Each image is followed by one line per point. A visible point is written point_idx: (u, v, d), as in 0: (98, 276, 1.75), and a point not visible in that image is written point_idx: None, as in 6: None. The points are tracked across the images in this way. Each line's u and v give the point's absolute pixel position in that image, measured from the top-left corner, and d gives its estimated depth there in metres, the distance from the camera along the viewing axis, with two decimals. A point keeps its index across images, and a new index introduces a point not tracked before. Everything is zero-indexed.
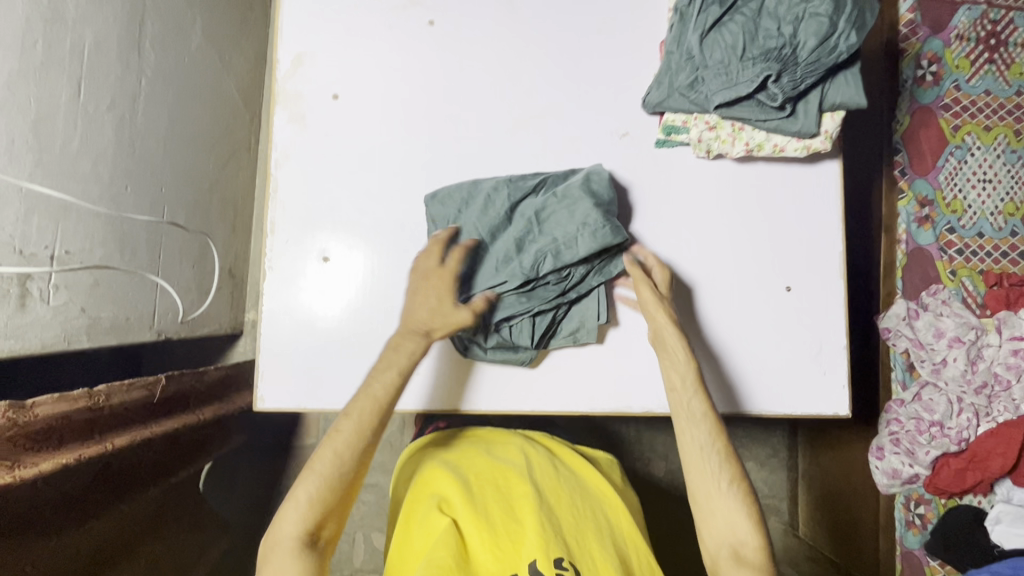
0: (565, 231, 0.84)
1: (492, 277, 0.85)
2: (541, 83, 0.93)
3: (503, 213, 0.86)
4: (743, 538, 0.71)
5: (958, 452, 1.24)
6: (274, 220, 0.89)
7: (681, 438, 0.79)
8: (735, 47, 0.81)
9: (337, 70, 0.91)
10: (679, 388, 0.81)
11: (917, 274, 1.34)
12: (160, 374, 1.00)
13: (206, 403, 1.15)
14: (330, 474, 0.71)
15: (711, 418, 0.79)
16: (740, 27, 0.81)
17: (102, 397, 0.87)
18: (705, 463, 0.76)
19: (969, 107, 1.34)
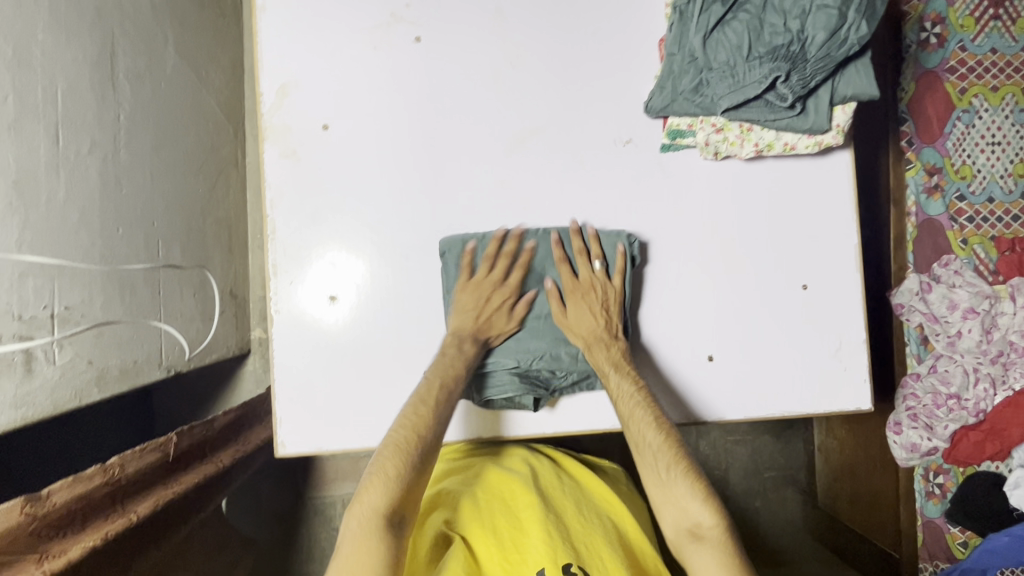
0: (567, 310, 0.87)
1: (501, 361, 0.86)
2: (538, 94, 0.89)
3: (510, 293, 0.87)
4: (698, 519, 0.72)
5: (976, 425, 1.25)
6: (276, 262, 0.86)
7: (629, 434, 0.79)
8: (741, 47, 0.77)
9: (325, 98, 0.87)
10: (614, 384, 0.82)
11: (928, 246, 1.32)
12: (171, 432, 1.01)
13: (223, 448, 1.17)
14: (410, 452, 0.73)
15: (651, 409, 0.79)
16: (744, 26, 0.77)
17: (118, 468, 0.88)
18: (653, 454, 0.76)
19: (976, 67, 1.30)
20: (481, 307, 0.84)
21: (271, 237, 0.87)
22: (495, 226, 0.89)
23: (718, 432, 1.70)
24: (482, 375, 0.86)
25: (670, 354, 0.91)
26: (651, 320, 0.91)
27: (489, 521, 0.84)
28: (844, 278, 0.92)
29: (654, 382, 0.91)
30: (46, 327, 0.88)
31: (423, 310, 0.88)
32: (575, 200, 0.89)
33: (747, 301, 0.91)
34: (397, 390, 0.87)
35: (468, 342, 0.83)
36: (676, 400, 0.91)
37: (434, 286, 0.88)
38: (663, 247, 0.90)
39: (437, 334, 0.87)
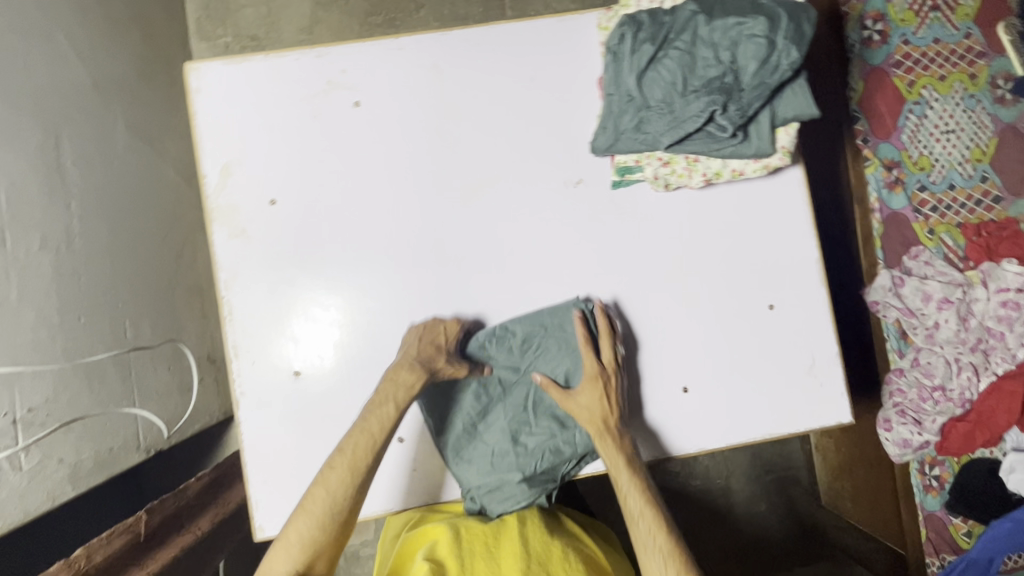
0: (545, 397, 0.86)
1: (503, 472, 0.86)
2: (483, 145, 0.89)
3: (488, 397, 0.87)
4: None
5: (963, 415, 1.22)
6: (235, 344, 0.85)
7: (633, 533, 0.79)
8: (675, 83, 0.77)
9: (271, 174, 0.86)
10: (622, 481, 0.81)
11: (897, 240, 1.35)
12: (141, 511, 1.02)
13: (202, 512, 1.18)
14: (320, 512, 0.74)
15: (655, 511, 0.79)
16: (676, 62, 0.77)
17: (84, 560, 0.89)
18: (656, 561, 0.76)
19: (921, 59, 1.31)
20: (429, 338, 0.84)
21: (228, 319, 0.85)
22: (456, 281, 0.88)
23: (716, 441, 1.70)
24: (490, 486, 0.87)
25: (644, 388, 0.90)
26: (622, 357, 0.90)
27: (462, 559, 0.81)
28: (808, 293, 0.92)
29: (633, 419, 0.90)
30: (9, 436, 0.88)
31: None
32: (532, 247, 0.89)
33: (716, 328, 0.91)
34: None
35: (405, 368, 0.80)
36: (656, 436, 0.90)
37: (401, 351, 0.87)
38: (626, 284, 0.90)
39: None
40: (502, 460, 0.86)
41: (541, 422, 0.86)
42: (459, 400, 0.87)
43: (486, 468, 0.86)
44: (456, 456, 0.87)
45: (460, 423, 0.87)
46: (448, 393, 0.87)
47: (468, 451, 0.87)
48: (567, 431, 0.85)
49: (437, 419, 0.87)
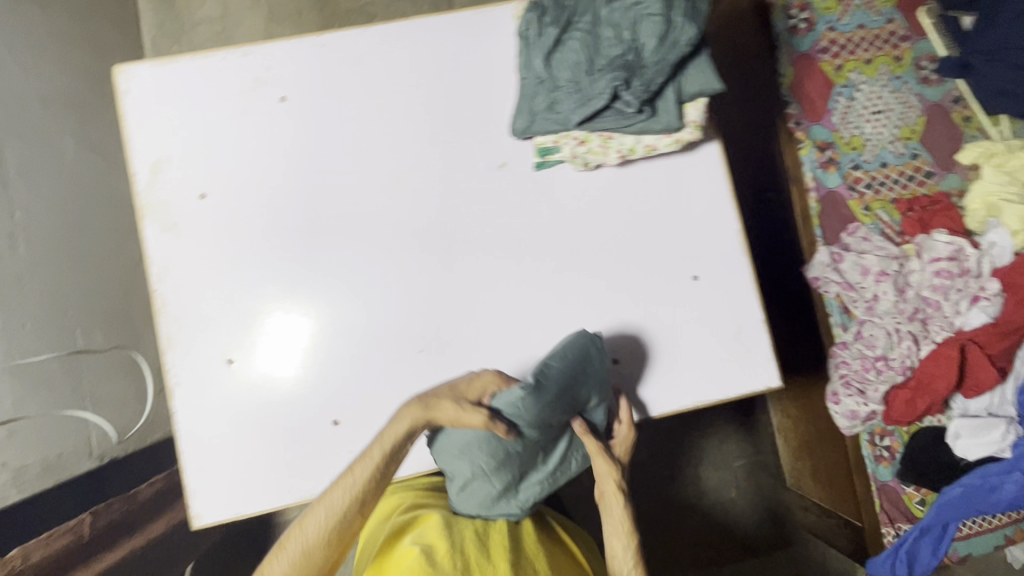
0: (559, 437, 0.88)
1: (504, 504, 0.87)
2: (408, 133, 0.92)
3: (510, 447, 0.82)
4: None
5: (904, 381, 1.26)
6: (169, 335, 0.87)
7: None
8: (581, 63, 0.81)
9: (201, 170, 0.89)
10: (618, 552, 0.88)
11: (834, 217, 1.36)
12: (84, 513, 1.08)
13: (156, 517, 1.26)
14: (324, 531, 0.72)
15: None
16: (581, 43, 0.81)
17: (19, 559, 0.94)
18: None
19: (846, 45, 1.38)
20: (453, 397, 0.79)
21: (161, 312, 0.87)
22: (386, 265, 0.90)
23: (682, 428, 1.72)
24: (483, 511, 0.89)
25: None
26: (553, 334, 0.91)
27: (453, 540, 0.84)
28: (731, 264, 0.94)
29: None
30: None
31: (327, 361, 0.88)
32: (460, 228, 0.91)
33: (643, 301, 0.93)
34: (309, 447, 0.87)
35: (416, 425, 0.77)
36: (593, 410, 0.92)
37: (333, 335, 0.89)
38: (553, 262, 0.92)
39: (342, 386, 0.88)
40: (506, 494, 0.87)
41: (549, 464, 0.88)
42: (480, 449, 0.82)
43: (489, 504, 0.87)
44: (456, 487, 0.87)
45: (472, 467, 0.83)
46: (467, 438, 0.82)
47: (474, 487, 0.85)
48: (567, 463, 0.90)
49: (447, 455, 0.85)
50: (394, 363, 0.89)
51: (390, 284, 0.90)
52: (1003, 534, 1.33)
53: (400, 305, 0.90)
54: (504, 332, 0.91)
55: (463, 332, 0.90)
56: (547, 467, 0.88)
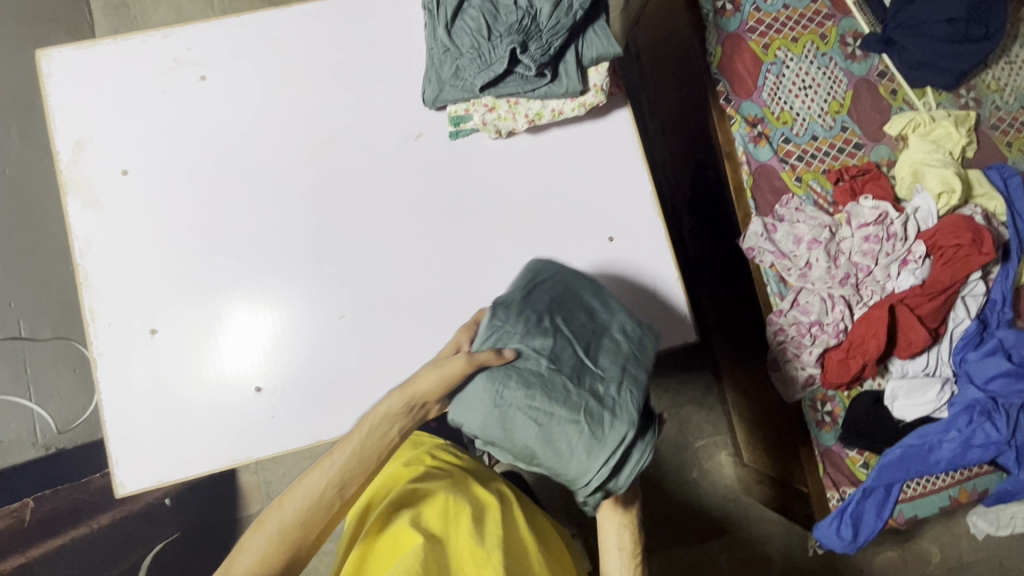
0: (585, 335, 0.76)
1: (600, 434, 0.70)
2: (325, 107, 0.95)
3: (539, 372, 0.71)
4: None
5: (837, 344, 1.28)
6: (92, 307, 0.88)
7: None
8: (480, 30, 0.85)
9: (122, 148, 0.91)
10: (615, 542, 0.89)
11: (767, 189, 1.40)
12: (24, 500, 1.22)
13: (102, 509, 1.26)
14: (314, 502, 0.73)
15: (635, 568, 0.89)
16: (479, 11, 0.84)
17: None
18: None
19: (773, 24, 1.44)
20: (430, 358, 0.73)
21: (85, 285, 0.89)
22: (308, 232, 0.93)
23: None
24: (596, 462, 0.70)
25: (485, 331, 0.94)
26: (473, 296, 0.93)
27: (450, 526, 0.88)
28: (644, 224, 0.97)
29: None
30: None
31: (248, 327, 0.90)
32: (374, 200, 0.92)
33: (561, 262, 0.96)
34: (233, 413, 0.88)
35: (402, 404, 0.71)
36: None
37: (254, 303, 0.91)
38: (471, 227, 0.95)
39: (265, 350, 0.90)
40: (591, 422, 0.70)
41: (603, 366, 0.74)
42: (510, 394, 0.69)
43: (591, 445, 0.69)
44: (552, 466, 0.70)
45: (528, 420, 0.69)
46: (486, 396, 0.69)
47: (556, 441, 0.69)
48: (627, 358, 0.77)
49: (500, 440, 0.70)
50: (316, 329, 0.91)
51: (311, 253, 0.92)
52: (946, 495, 1.34)
53: (322, 272, 0.92)
54: (424, 296, 0.93)
55: (383, 296, 0.92)
56: (604, 368, 0.74)
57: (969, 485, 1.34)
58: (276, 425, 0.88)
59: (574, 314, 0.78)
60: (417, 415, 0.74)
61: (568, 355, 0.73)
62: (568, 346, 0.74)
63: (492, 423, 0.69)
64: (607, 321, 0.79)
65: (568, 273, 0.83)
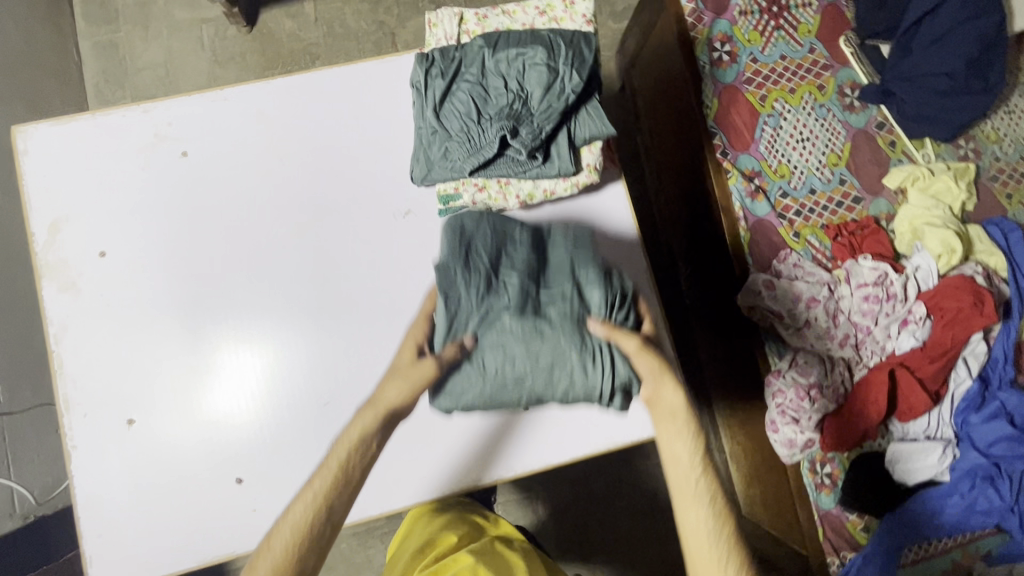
0: (525, 270, 0.82)
1: (587, 346, 0.78)
2: (313, 181, 0.93)
3: (506, 330, 0.78)
4: None
5: (836, 409, 1.27)
6: (66, 398, 0.85)
7: (683, 522, 0.75)
8: (470, 113, 0.83)
9: (100, 227, 0.88)
10: (676, 461, 0.77)
11: (765, 244, 1.37)
12: None
13: None
14: (306, 527, 0.71)
15: (713, 496, 0.75)
16: (467, 95, 0.83)
17: None
18: (715, 549, 0.72)
19: (770, 75, 1.42)
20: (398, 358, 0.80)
21: (58, 373, 0.86)
22: (295, 306, 0.90)
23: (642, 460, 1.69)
24: (601, 366, 0.78)
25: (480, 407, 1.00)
26: None
27: None
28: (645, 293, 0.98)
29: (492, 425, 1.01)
30: None
31: (227, 411, 0.87)
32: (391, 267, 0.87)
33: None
34: (209, 506, 0.85)
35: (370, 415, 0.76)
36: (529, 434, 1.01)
37: (232, 389, 0.88)
38: None
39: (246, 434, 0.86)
40: (574, 340, 0.78)
41: (554, 287, 0.82)
42: (490, 360, 0.78)
43: (584, 363, 0.78)
44: (566, 398, 0.79)
45: (522, 373, 0.77)
46: (475, 373, 0.78)
47: (550, 376, 0.77)
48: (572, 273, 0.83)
49: (508, 400, 0.79)
50: (299, 415, 0.87)
51: (295, 335, 0.89)
52: (950, 559, 1.26)
53: (305, 355, 0.89)
54: None
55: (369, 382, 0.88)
56: (559, 284, 0.82)
57: (971, 547, 1.27)
58: (256, 518, 0.85)
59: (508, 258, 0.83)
60: (393, 421, 0.77)
61: (520, 297, 0.80)
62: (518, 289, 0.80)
63: (493, 392, 0.78)
64: (542, 250, 0.85)
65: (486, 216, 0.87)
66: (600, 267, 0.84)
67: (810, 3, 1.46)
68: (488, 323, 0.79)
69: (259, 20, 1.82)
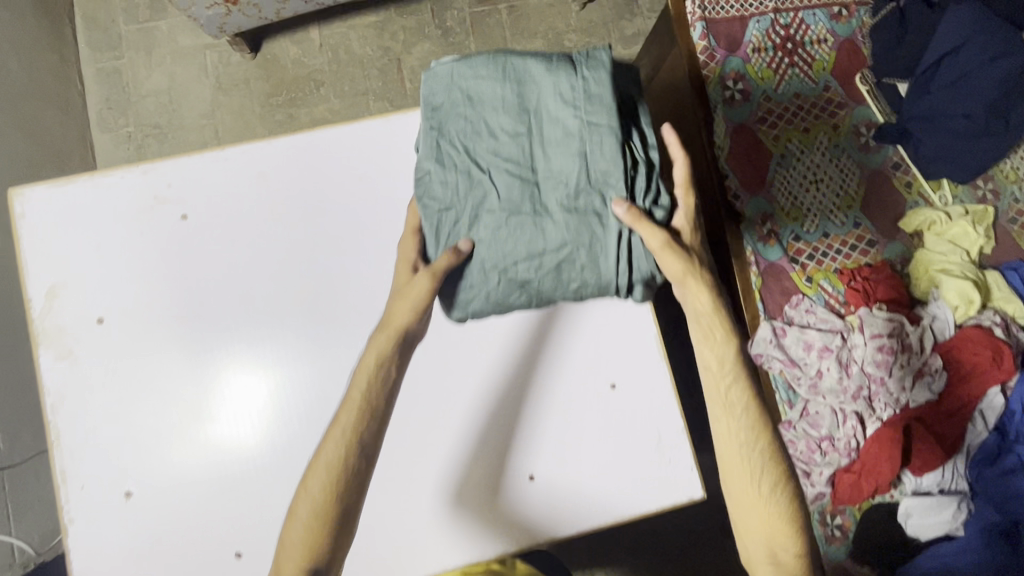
0: (521, 160, 0.81)
1: (597, 238, 0.81)
2: (313, 244, 0.92)
3: (506, 227, 0.80)
4: (781, 542, 0.90)
5: (848, 465, 1.23)
6: (64, 469, 0.84)
7: (721, 425, 0.92)
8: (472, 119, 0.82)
9: (96, 294, 0.87)
10: (719, 373, 0.92)
11: (776, 290, 1.34)
12: None
13: None
14: (348, 450, 0.81)
15: (750, 409, 0.91)
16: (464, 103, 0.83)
17: None
18: (748, 450, 0.90)
19: (783, 114, 1.39)
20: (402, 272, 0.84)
21: (55, 444, 0.85)
22: (301, 361, 0.89)
23: None
24: (617, 257, 0.81)
25: (490, 473, 1.01)
26: None
27: None
28: (648, 362, 1.05)
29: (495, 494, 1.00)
30: None
31: (231, 473, 0.86)
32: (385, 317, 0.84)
33: (567, 396, 1.03)
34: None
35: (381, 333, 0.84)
36: (536, 500, 1.00)
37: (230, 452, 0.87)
38: None
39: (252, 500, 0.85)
40: (581, 232, 0.80)
41: (556, 172, 0.81)
42: (491, 265, 0.81)
43: (593, 255, 0.81)
44: (580, 293, 0.83)
45: (531, 271, 0.81)
46: (483, 273, 0.81)
47: (557, 273, 0.81)
48: (574, 149, 0.81)
49: (519, 296, 0.83)
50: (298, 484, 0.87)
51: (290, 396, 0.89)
52: None
53: (306, 422, 0.88)
54: None
55: None
56: (564, 166, 0.81)
57: None
58: None
59: (503, 146, 0.82)
60: (407, 339, 0.85)
61: (519, 190, 0.81)
62: (517, 183, 0.81)
63: (506, 290, 0.82)
64: (537, 126, 0.82)
65: (475, 83, 0.83)
66: (614, 131, 0.79)
67: (826, 39, 1.42)
68: (488, 218, 0.81)
69: (262, 47, 1.80)
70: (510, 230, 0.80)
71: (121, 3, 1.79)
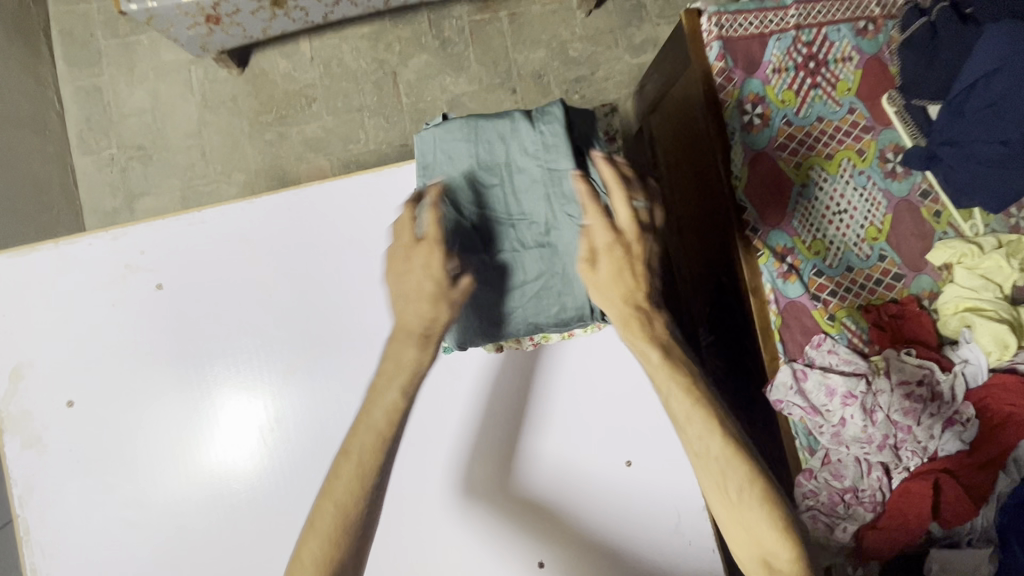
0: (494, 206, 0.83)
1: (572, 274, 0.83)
2: (303, 310, 0.94)
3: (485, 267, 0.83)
4: (774, 553, 0.75)
5: (874, 519, 1.17)
6: (34, 563, 0.91)
7: (681, 428, 0.78)
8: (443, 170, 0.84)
9: (66, 378, 0.93)
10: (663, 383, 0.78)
11: (797, 329, 1.26)
12: None
13: None
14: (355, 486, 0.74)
15: (699, 409, 0.77)
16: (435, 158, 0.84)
17: None
18: (710, 457, 0.76)
19: (805, 140, 1.30)
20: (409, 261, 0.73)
21: (26, 538, 0.91)
22: (293, 415, 0.93)
23: None
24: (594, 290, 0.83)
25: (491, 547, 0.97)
26: None
27: None
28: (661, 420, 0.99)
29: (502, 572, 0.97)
30: None
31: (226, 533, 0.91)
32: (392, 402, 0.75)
33: (572, 456, 0.99)
34: None
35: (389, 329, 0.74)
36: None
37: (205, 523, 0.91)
38: None
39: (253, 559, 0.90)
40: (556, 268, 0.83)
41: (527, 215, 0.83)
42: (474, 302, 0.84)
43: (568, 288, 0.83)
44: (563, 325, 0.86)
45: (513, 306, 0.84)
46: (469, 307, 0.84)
47: (535, 305, 0.84)
48: (539, 193, 0.82)
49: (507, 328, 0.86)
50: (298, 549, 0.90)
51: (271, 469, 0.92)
52: None
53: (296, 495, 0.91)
54: None
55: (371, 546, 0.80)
56: (543, 215, 0.83)
57: None
58: None
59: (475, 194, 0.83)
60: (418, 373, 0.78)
61: (495, 232, 0.83)
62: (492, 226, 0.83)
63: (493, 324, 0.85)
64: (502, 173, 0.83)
65: (449, 145, 0.84)
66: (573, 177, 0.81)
67: (850, 57, 1.33)
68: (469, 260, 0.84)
69: (250, 61, 1.70)
70: (491, 270, 0.83)
71: (99, 15, 1.69)
